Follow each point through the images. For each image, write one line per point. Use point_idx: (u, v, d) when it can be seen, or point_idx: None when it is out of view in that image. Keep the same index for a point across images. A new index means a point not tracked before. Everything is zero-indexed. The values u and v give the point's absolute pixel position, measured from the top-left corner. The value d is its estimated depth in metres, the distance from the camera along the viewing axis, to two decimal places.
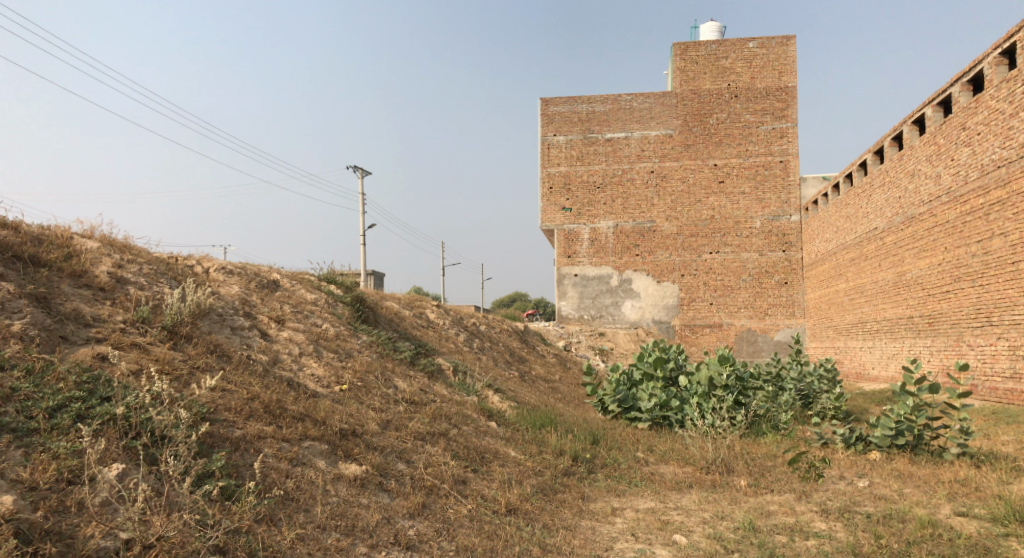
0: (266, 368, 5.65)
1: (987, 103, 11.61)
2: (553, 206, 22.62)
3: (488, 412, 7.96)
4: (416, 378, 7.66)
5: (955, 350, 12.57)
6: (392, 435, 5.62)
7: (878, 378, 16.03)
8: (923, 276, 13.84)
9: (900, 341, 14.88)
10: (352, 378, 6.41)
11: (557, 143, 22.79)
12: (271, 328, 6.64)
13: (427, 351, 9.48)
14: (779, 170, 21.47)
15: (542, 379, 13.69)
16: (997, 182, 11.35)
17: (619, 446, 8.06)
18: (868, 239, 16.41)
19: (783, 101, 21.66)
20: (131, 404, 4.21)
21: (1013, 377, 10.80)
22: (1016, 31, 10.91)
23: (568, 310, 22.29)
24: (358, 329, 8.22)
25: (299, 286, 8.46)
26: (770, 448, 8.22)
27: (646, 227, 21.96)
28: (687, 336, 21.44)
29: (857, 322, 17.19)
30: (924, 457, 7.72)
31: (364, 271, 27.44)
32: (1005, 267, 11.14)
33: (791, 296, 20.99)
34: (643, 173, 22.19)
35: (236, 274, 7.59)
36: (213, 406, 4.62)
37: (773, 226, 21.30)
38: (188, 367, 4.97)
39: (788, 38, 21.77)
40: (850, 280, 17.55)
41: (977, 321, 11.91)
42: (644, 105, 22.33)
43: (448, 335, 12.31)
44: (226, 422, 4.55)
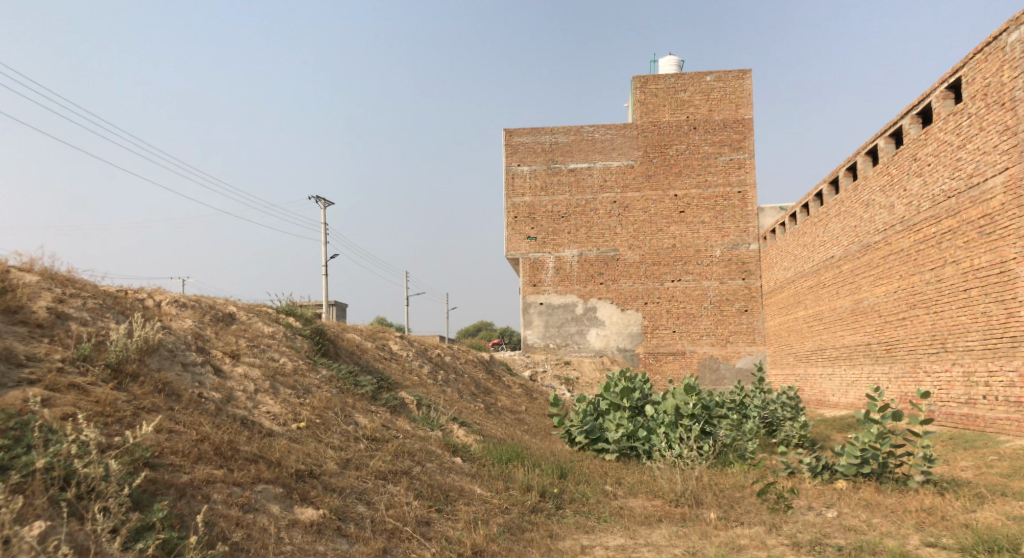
0: (218, 407, 5.37)
1: (936, 135, 11.95)
2: (517, 235, 22.59)
3: (451, 446, 7.75)
4: (378, 414, 7.42)
5: (912, 377, 12.76)
6: (351, 475, 5.39)
7: (838, 405, 16.19)
8: (879, 303, 14.08)
9: (859, 368, 15.06)
10: (310, 415, 6.16)
11: (520, 173, 22.84)
12: (225, 363, 6.36)
13: (390, 384, 9.24)
14: (738, 200, 21.84)
15: (507, 410, 13.49)
16: (947, 211, 11.65)
17: (586, 480, 7.89)
18: (826, 266, 16.68)
19: (740, 133, 22.12)
20: (59, 452, 3.85)
21: (969, 403, 10.97)
22: (961, 66, 11.29)
23: (533, 339, 22.14)
24: (318, 362, 7.97)
25: (256, 319, 8.19)
26: (738, 479, 8.14)
27: (609, 256, 22.06)
28: (651, 364, 21.44)
29: (816, 349, 17.40)
30: (889, 485, 7.72)
31: (325, 301, 27.00)
32: (958, 295, 11.36)
33: (752, 324, 21.21)
34: (606, 202, 22.34)
35: (190, 307, 7.30)
36: (158, 450, 4.34)
37: (733, 254, 21.59)
38: (133, 408, 4.67)
39: (744, 72, 22.32)
40: (809, 308, 17.78)
41: (932, 347, 12.11)
42: (606, 136, 22.59)
43: (411, 367, 12.06)
44: (171, 468, 4.27)
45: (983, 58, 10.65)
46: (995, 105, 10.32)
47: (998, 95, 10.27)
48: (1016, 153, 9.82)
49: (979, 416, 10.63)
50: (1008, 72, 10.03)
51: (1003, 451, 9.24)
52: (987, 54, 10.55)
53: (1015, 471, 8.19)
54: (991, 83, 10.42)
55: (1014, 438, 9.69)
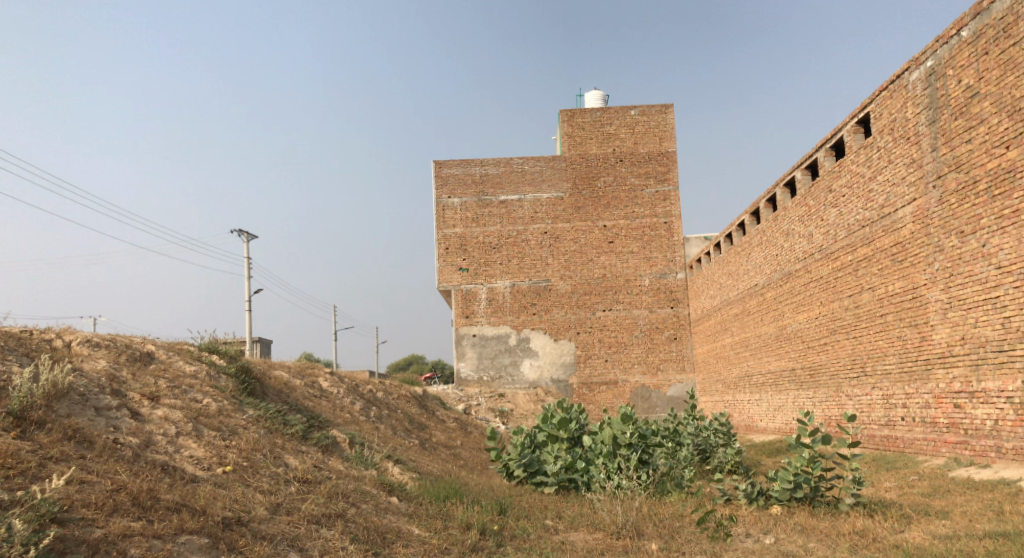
0: (136, 453, 4.99)
1: (849, 168, 12.55)
2: (449, 266, 22.43)
3: (386, 486, 7.47)
4: (309, 454, 7.10)
5: (835, 401, 13.19)
6: (282, 520, 5.07)
7: (767, 430, 16.57)
8: (802, 330, 14.57)
9: (784, 393, 15.49)
10: (237, 458, 5.82)
11: (452, 205, 22.78)
12: (143, 406, 5.95)
13: (321, 423, 8.89)
14: (664, 230, 22.38)
15: (443, 445, 13.21)
16: (862, 240, 12.20)
17: (526, 515, 7.73)
18: (750, 294, 17.20)
19: (665, 165, 22.77)
20: None
21: (888, 424, 11.39)
22: (868, 103, 11.95)
23: (466, 372, 21.90)
24: (244, 402, 7.58)
25: (176, 358, 7.75)
26: (677, 508, 8.14)
27: (541, 287, 22.15)
28: (584, 394, 21.50)
29: (743, 376, 17.84)
30: (821, 509, 7.87)
31: (250, 338, 26.07)
32: (874, 320, 11.87)
33: (681, 351, 21.62)
34: (537, 234, 22.50)
35: (104, 347, 6.83)
36: (68, 503, 3.96)
37: (661, 283, 22.04)
38: (38, 459, 4.26)
39: (666, 107, 23.06)
40: (736, 335, 18.24)
41: (853, 372, 12.56)
42: (535, 168, 22.85)
43: (342, 404, 11.68)
44: (83, 522, 3.89)
45: (889, 95, 11.30)
46: (901, 139, 10.93)
47: (903, 129, 10.89)
48: (922, 184, 10.39)
49: (899, 437, 11.04)
50: (912, 108, 10.65)
51: (922, 470, 9.60)
52: (892, 91, 11.20)
53: (935, 490, 8.51)
54: (896, 118, 11.05)
55: (931, 458, 10.09)
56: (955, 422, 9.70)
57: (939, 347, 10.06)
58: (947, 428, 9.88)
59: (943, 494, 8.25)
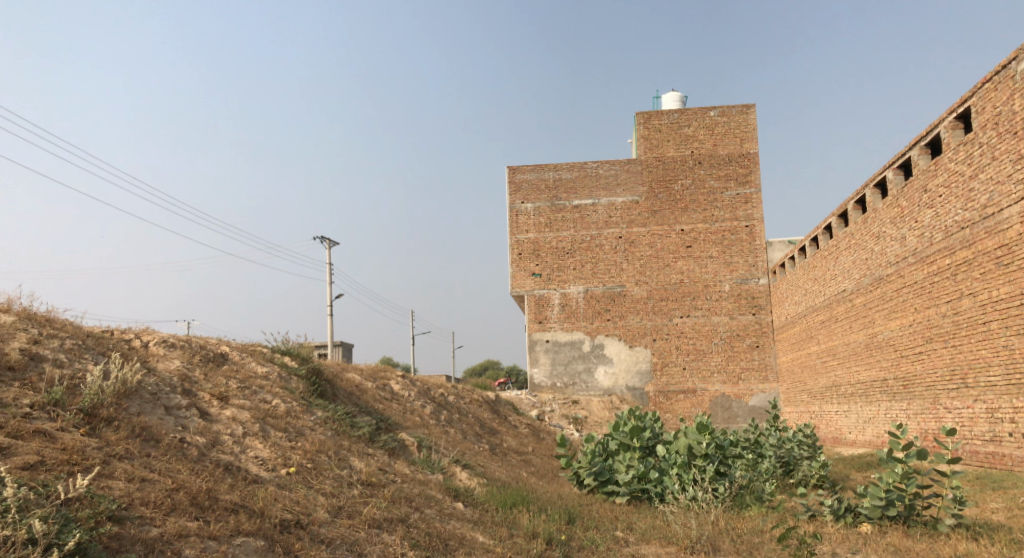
0: (201, 453, 5.05)
1: (946, 166, 11.69)
2: (522, 271, 22.34)
3: (453, 491, 7.36)
4: (375, 457, 7.06)
5: (932, 414, 12.29)
6: (342, 524, 5.01)
7: (856, 443, 15.66)
8: (894, 337, 13.68)
9: (875, 405, 14.59)
10: (301, 460, 5.81)
11: (525, 210, 22.70)
12: (212, 406, 6.04)
13: (390, 426, 8.88)
14: (745, 234, 21.59)
15: (514, 451, 13.07)
16: (961, 243, 11.33)
17: (596, 526, 7.46)
18: (837, 300, 16.32)
19: (746, 167, 21.98)
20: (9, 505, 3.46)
21: (994, 441, 10.48)
22: (969, 96, 11.10)
23: (540, 378, 21.71)
24: (313, 403, 7.62)
25: (249, 359, 7.89)
26: (756, 523, 7.69)
27: (616, 292, 21.74)
28: (661, 403, 20.94)
29: (831, 386, 16.93)
30: (918, 530, 7.25)
31: (330, 342, 26.74)
32: (976, 328, 10.98)
33: (764, 359, 20.76)
34: (612, 238, 22.12)
35: (179, 348, 7.01)
36: (127, 502, 4.00)
37: (742, 289, 21.25)
38: (103, 456, 4.34)
39: (747, 107, 22.28)
40: (822, 343, 17.35)
41: (952, 383, 11.67)
42: (610, 172, 22.49)
43: (413, 408, 11.69)
44: (140, 520, 3.91)
45: (992, 87, 10.45)
46: (1007, 134, 10.09)
47: (1009, 123, 10.04)
48: None
49: (1006, 454, 10.15)
50: (1020, 100, 9.81)
51: None
52: (997, 82, 10.35)
53: None
54: (1002, 112, 10.20)
55: None
56: None
57: None
58: None
59: None
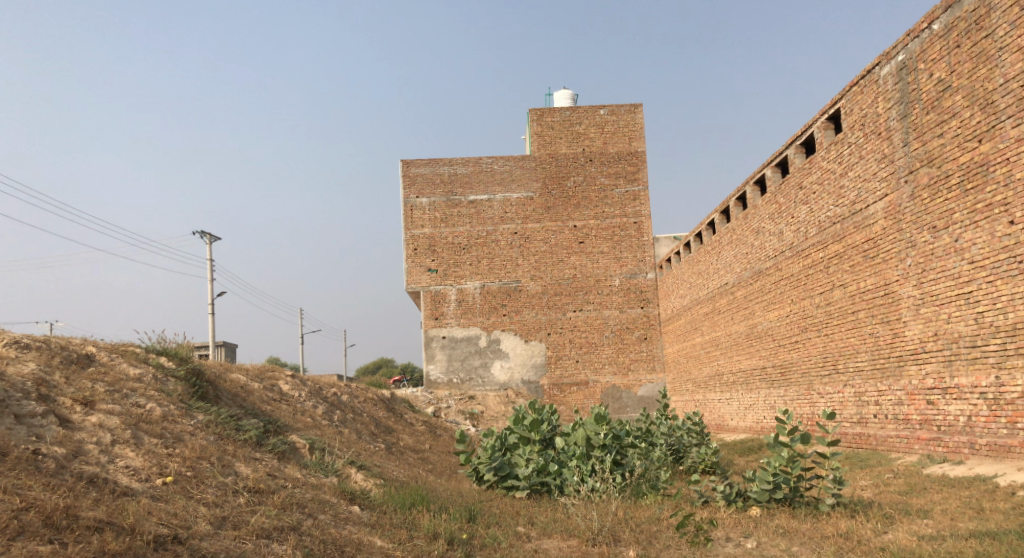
0: (59, 465, 4.49)
1: (819, 164, 12.39)
2: (417, 267, 21.93)
3: (347, 494, 7.01)
4: (263, 462, 6.61)
5: (806, 399, 13.02)
6: (227, 536, 4.60)
7: (738, 429, 16.43)
8: (773, 328, 14.40)
9: (756, 392, 15.32)
10: (180, 468, 5.30)
11: (420, 205, 22.28)
12: (75, 412, 5.41)
13: (278, 428, 8.39)
14: (634, 230, 22.16)
15: (410, 450, 12.75)
16: (833, 237, 12.03)
17: (497, 522, 7.32)
18: (720, 293, 17.03)
19: (635, 165, 22.56)
20: None
21: (861, 422, 11.21)
22: (839, 98, 11.79)
23: (436, 374, 21.42)
24: (192, 407, 7.05)
25: (119, 360, 7.18)
26: (653, 511, 7.80)
27: (511, 287, 21.77)
28: (556, 395, 21.19)
29: (714, 375, 17.67)
30: (802, 510, 7.58)
31: (213, 342, 25.30)
32: (846, 317, 11.71)
33: (652, 351, 21.42)
34: (507, 234, 22.12)
35: (34, 349, 6.26)
36: None
37: (632, 283, 21.83)
38: None
39: (635, 107, 22.88)
40: (706, 334, 18.07)
41: (825, 370, 12.39)
42: (505, 168, 22.48)
43: (303, 408, 11.15)
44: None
45: (859, 91, 11.14)
46: (872, 135, 10.77)
47: (874, 124, 10.73)
48: (893, 180, 10.23)
49: (872, 435, 10.86)
50: (883, 104, 10.50)
51: (897, 467, 9.40)
52: (862, 86, 11.05)
53: (912, 488, 8.30)
54: (868, 114, 10.88)
55: (905, 455, 9.92)
56: (928, 419, 9.52)
57: (911, 344, 9.90)
58: (920, 425, 9.71)
59: (921, 492, 8.05)
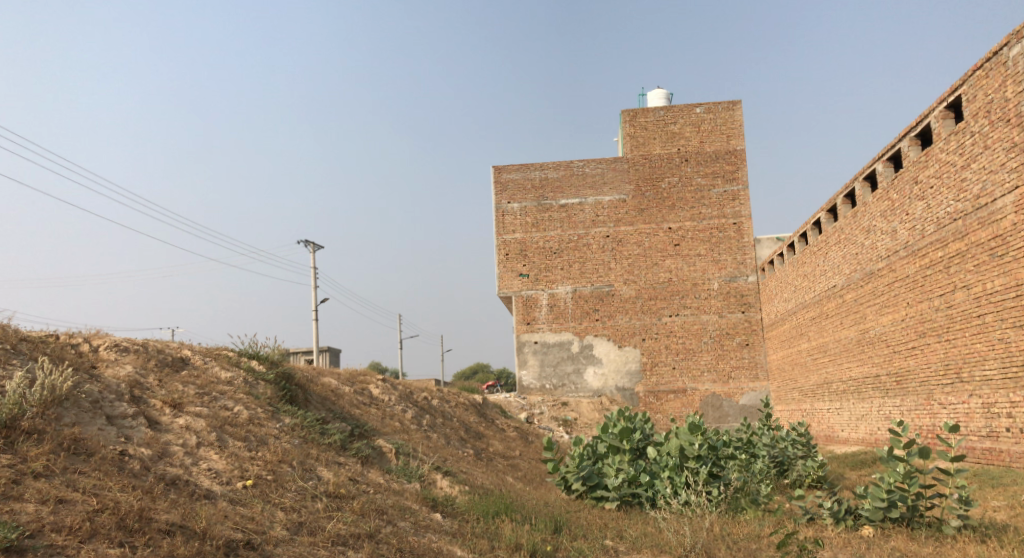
0: (143, 467, 4.59)
1: (937, 156, 11.36)
2: (509, 272, 21.89)
3: (431, 501, 6.91)
4: (346, 467, 6.60)
5: (926, 410, 11.96)
6: (301, 542, 4.55)
7: (849, 441, 15.36)
8: (886, 333, 13.34)
9: (868, 401, 14.26)
10: (261, 471, 5.33)
11: (511, 210, 22.25)
12: (164, 414, 5.56)
13: (366, 432, 8.42)
14: (733, 232, 21.26)
15: (500, 456, 12.62)
16: (954, 235, 10.99)
17: (584, 534, 7.01)
18: (827, 296, 15.99)
19: (733, 164, 21.66)
20: None
21: (991, 436, 10.14)
22: (959, 84, 10.78)
23: (529, 380, 21.27)
24: (280, 410, 7.15)
25: (213, 364, 7.39)
26: (753, 528, 7.27)
27: (604, 291, 21.35)
28: (652, 403, 20.57)
29: (822, 383, 16.62)
30: (923, 532, 6.84)
31: (316, 347, 26.18)
32: (970, 321, 10.65)
33: (754, 358, 20.44)
34: (599, 237, 21.73)
35: (132, 352, 6.51)
36: (34, 529, 3.53)
37: (731, 287, 20.92)
38: (13, 476, 3.87)
39: (733, 103, 21.98)
40: (812, 339, 17.03)
41: (947, 378, 11.33)
42: (596, 171, 22.11)
43: (393, 413, 11.22)
44: (48, 550, 3.46)
45: (984, 74, 10.12)
46: (999, 121, 9.75)
47: (1002, 111, 9.71)
48: None
49: (1004, 451, 9.79)
50: (1012, 87, 9.47)
51: None
52: (988, 69, 10.02)
53: None
54: (994, 99, 9.87)
55: None
56: None
57: None
58: None
59: None
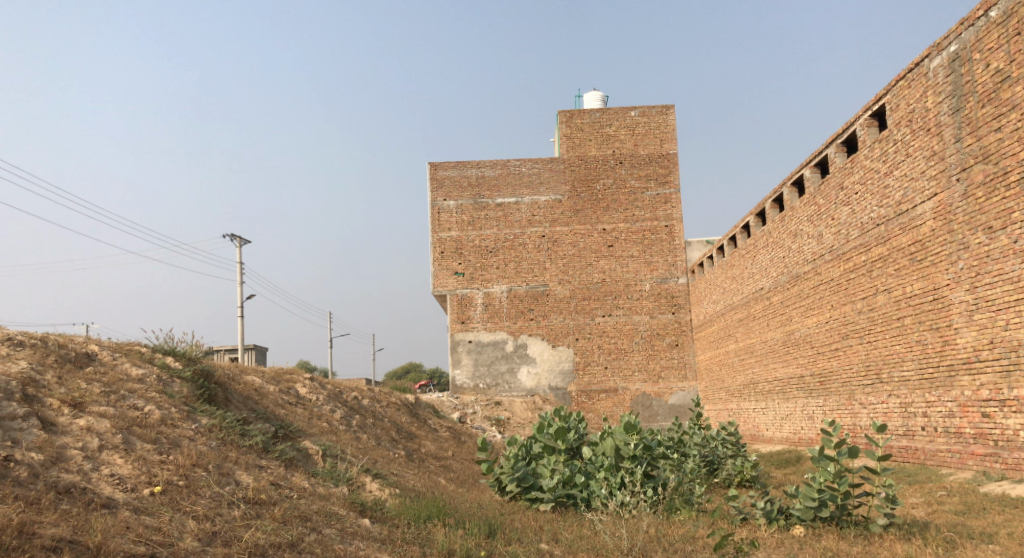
0: (32, 474, 4.11)
1: (862, 163, 11.67)
2: (444, 270, 21.53)
3: (358, 506, 6.55)
4: (267, 471, 6.18)
5: (847, 410, 12.30)
6: (213, 554, 4.15)
7: (773, 440, 15.71)
8: (811, 334, 13.68)
9: (792, 401, 14.61)
10: (171, 477, 4.89)
11: (447, 208, 21.88)
12: (62, 415, 5.04)
13: (289, 433, 7.98)
14: (665, 234, 21.52)
15: (432, 457, 12.30)
16: (876, 239, 11.31)
17: (519, 537, 6.73)
18: (755, 299, 16.32)
19: (666, 168, 21.92)
20: None
21: (907, 435, 10.46)
22: (884, 93, 11.08)
23: (462, 379, 20.99)
24: (196, 410, 6.66)
25: (123, 360, 6.82)
26: (687, 529, 7.21)
27: (539, 291, 21.26)
28: (584, 402, 20.60)
29: (748, 384, 16.97)
30: (851, 531, 6.87)
31: (242, 345, 25.15)
32: (890, 324, 10.97)
33: (683, 358, 20.72)
34: (535, 236, 21.63)
35: (27, 347, 5.91)
36: None
37: (662, 288, 21.16)
38: None
39: (667, 108, 22.25)
40: (740, 341, 17.38)
41: (867, 379, 11.66)
42: (533, 171, 22.00)
43: (321, 413, 10.76)
44: None
45: (906, 85, 10.43)
46: (920, 130, 10.05)
47: (923, 120, 10.01)
48: (944, 178, 9.50)
49: (919, 449, 10.10)
50: (932, 97, 9.77)
51: (950, 485, 8.67)
52: (910, 80, 10.32)
53: (969, 507, 7.60)
54: (915, 109, 10.17)
55: (957, 471, 9.16)
56: (983, 433, 8.77)
57: (964, 353, 9.15)
58: (973, 439, 8.96)
59: (979, 512, 7.34)
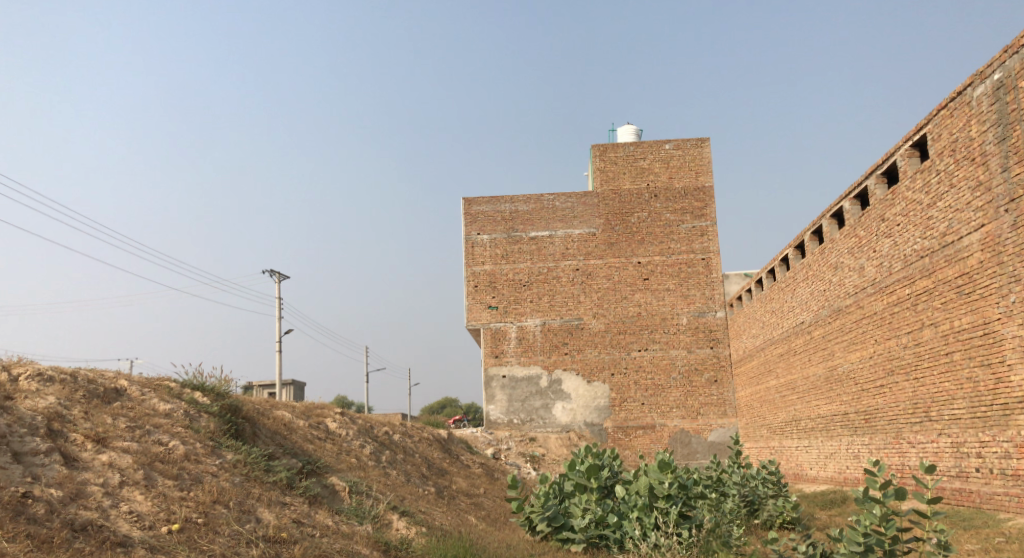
0: (49, 511, 4.09)
1: (903, 194, 11.35)
2: (478, 304, 21.47)
3: (382, 545, 6.40)
4: (290, 508, 6.09)
5: (895, 449, 11.76)
6: None
7: (817, 480, 15.11)
8: (854, 370, 13.20)
9: (836, 440, 14.06)
10: (190, 514, 4.82)
11: (481, 242, 21.90)
12: (84, 451, 5.04)
13: (316, 469, 7.89)
14: (702, 267, 21.20)
15: (462, 495, 12.08)
16: (921, 272, 10.92)
17: None
18: (795, 333, 15.88)
19: (701, 201, 21.69)
20: None
21: (960, 477, 9.92)
22: (925, 123, 10.80)
23: (496, 415, 20.76)
24: (222, 445, 6.62)
25: (151, 395, 6.85)
26: None
27: (573, 325, 21.05)
28: (620, 439, 20.18)
29: (790, 421, 16.43)
30: None
31: (278, 380, 25.33)
32: (938, 359, 10.52)
33: (723, 394, 20.22)
34: (569, 270, 21.50)
35: (57, 383, 5.96)
36: None
37: (700, 322, 20.78)
38: None
39: (702, 140, 22.10)
40: (780, 377, 16.89)
41: (915, 417, 11.16)
42: (566, 204, 21.97)
43: (350, 448, 10.67)
44: None
45: (948, 113, 10.15)
46: (964, 160, 9.74)
47: (967, 149, 9.70)
48: (991, 208, 9.15)
49: (974, 491, 9.57)
50: (976, 126, 9.47)
51: (1009, 531, 8.16)
52: (953, 109, 10.04)
53: None
54: (958, 138, 9.88)
55: (1016, 517, 8.64)
56: None
57: (1019, 390, 8.69)
58: None
59: None
